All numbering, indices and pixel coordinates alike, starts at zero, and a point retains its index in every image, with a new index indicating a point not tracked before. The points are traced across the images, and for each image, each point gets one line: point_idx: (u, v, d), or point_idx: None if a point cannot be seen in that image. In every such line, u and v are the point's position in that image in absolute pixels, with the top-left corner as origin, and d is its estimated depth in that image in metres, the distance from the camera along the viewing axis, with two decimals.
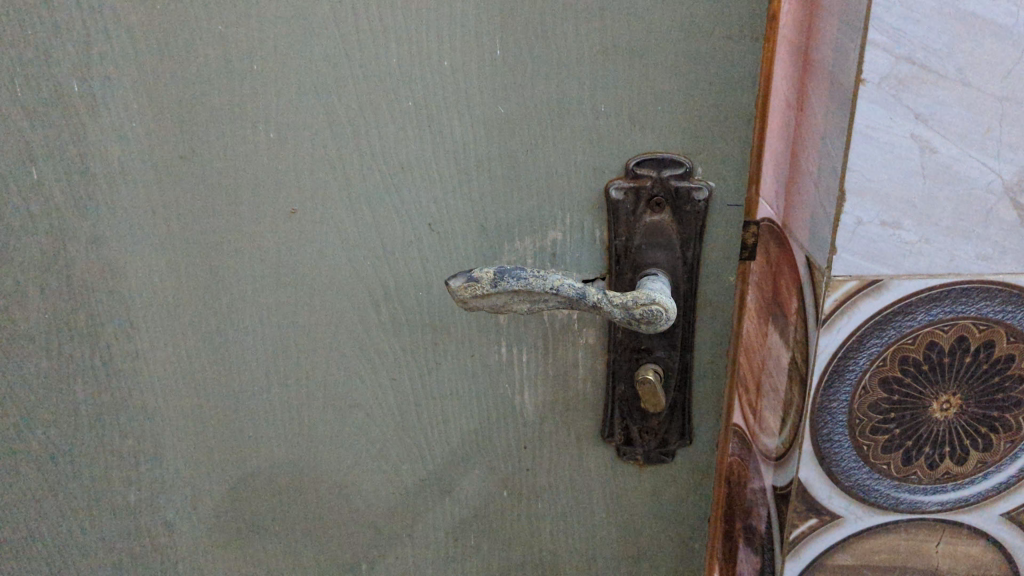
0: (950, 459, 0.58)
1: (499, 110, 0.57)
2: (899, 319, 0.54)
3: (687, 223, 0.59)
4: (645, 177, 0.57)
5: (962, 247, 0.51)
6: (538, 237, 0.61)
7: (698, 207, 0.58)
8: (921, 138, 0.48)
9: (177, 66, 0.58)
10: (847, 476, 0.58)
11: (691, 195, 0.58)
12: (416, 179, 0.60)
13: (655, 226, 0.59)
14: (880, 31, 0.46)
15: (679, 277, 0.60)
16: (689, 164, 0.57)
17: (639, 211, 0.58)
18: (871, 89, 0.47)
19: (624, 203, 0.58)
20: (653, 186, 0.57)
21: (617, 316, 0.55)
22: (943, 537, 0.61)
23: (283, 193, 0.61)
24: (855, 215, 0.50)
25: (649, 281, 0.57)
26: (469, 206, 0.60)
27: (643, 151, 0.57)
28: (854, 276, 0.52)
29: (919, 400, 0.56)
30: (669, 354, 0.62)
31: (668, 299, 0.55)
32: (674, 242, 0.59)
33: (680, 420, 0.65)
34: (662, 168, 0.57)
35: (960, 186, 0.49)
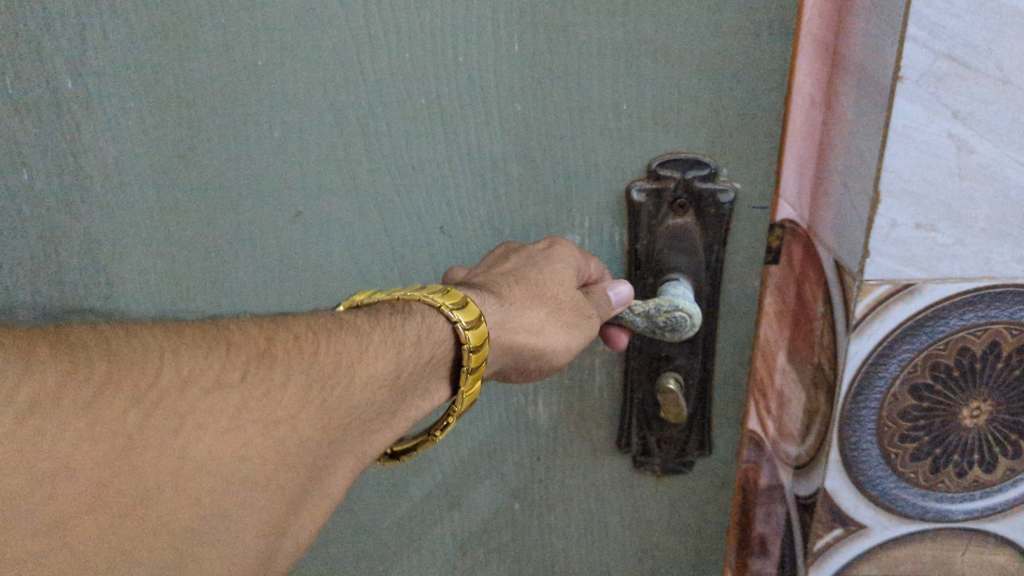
0: (979, 467, 0.56)
1: (516, 109, 0.55)
2: (930, 324, 0.52)
3: (710, 227, 0.58)
4: (669, 178, 0.56)
5: (998, 250, 0.49)
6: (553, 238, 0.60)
7: (722, 212, 0.57)
8: (958, 137, 0.47)
9: (176, 63, 0.54)
10: (875, 485, 0.57)
11: (714, 198, 0.56)
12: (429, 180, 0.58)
13: (678, 230, 0.58)
14: (919, 26, 0.44)
15: (702, 283, 0.59)
16: (714, 165, 0.56)
17: (661, 214, 0.58)
18: (909, 86, 0.45)
19: (646, 206, 0.57)
20: (677, 188, 0.57)
21: (642, 325, 0.55)
22: (969, 546, 0.60)
23: (289, 196, 0.59)
24: (890, 217, 0.48)
25: (671, 287, 0.57)
26: (486, 207, 0.59)
27: (666, 151, 0.56)
28: (887, 281, 0.50)
29: (949, 407, 0.55)
30: (692, 362, 0.61)
31: (692, 302, 0.54)
32: (696, 246, 0.58)
33: (699, 430, 0.64)
34: (686, 169, 0.56)
35: (996, 187, 0.48)
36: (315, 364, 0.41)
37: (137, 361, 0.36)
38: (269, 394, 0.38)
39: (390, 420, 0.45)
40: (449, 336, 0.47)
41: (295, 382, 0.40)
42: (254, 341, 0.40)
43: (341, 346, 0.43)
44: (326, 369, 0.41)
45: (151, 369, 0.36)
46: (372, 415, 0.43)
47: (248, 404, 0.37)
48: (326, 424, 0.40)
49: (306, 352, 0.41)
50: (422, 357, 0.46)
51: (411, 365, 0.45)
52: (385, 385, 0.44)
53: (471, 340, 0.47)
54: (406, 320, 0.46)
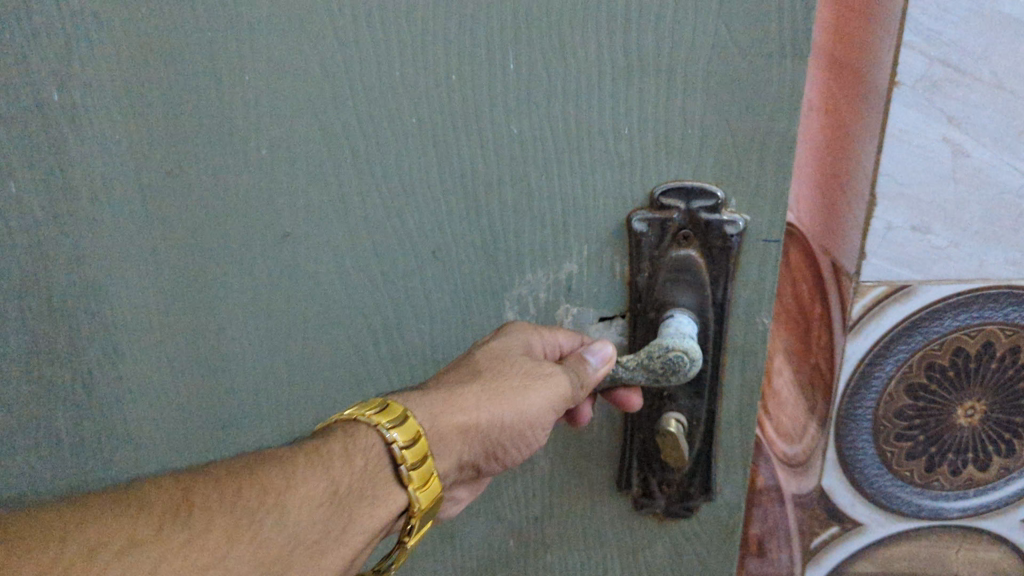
0: (972, 465, 0.57)
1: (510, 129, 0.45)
2: (926, 325, 0.53)
3: (714, 260, 0.47)
4: (672, 208, 0.46)
5: (992, 251, 0.50)
6: (550, 269, 0.49)
7: (728, 245, 0.47)
8: (953, 141, 0.48)
9: (133, 75, 0.46)
10: (871, 484, 0.58)
11: (720, 229, 0.46)
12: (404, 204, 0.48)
13: (682, 262, 0.48)
14: (916, 33, 0.45)
15: (706, 322, 0.49)
16: (720, 197, 0.46)
17: (664, 244, 0.47)
18: (905, 91, 0.46)
19: (647, 237, 0.47)
20: (679, 218, 0.47)
21: (638, 375, 0.45)
22: (963, 543, 0.61)
23: (262, 222, 0.49)
24: (886, 220, 0.50)
25: (669, 325, 0.47)
26: (471, 237, 0.49)
27: (669, 179, 0.46)
28: (883, 282, 0.51)
29: (944, 407, 0.55)
30: (696, 404, 0.52)
31: (688, 340, 0.45)
32: (703, 280, 0.48)
33: (703, 474, 0.55)
34: (689, 198, 0.46)
35: (990, 190, 0.49)
36: (238, 499, 0.35)
37: (58, 516, 0.32)
38: (189, 542, 0.33)
39: (342, 544, 0.37)
40: (382, 450, 0.39)
41: (219, 524, 0.34)
42: (167, 493, 0.34)
43: (267, 475, 0.36)
44: (239, 512, 0.35)
45: (79, 525, 0.32)
46: (318, 541, 0.36)
47: (165, 561, 0.32)
48: (260, 565, 0.34)
49: (227, 492, 0.35)
50: (359, 463, 0.39)
51: (350, 480, 0.38)
52: (321, 502, 0.37)
53: (398, 439, 0.39)
54: (332, 437, 0.39)
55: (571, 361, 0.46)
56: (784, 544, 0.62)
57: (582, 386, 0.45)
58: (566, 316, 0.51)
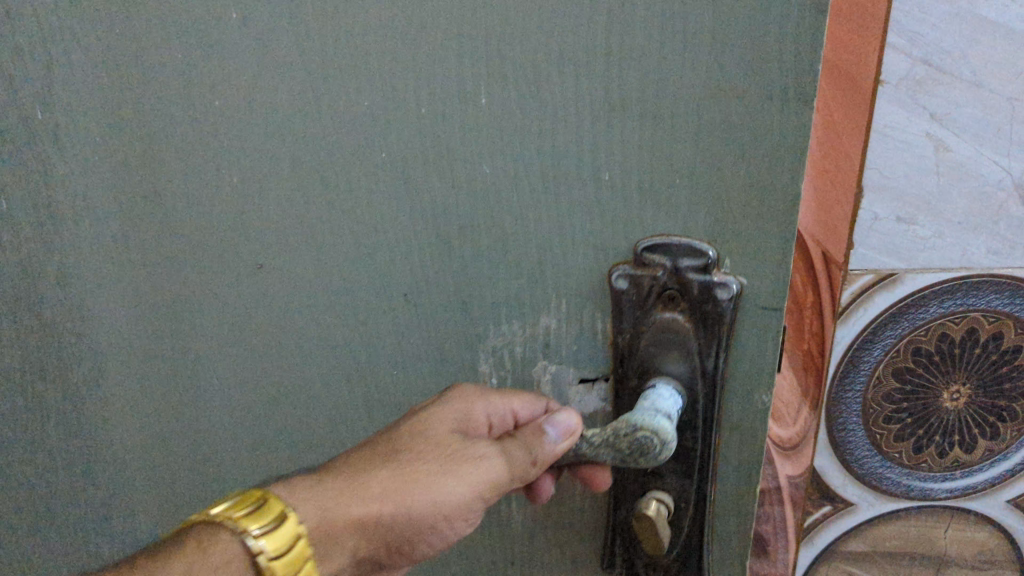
0: (959, 448, 0.60)
1: (481, 172, 0.39)
2: (912, 312, 0.55)
3: (704, 327, 0.39)
4: (653, 266, 0.39)
5: (973, 242, 0.53)
6: (527, 322, 0.43)
7: (718, 312, 0.39)
8: (936, 137, 0.50)
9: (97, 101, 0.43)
10: (861, 464, 0.61)
11: (712, 293, 0.39)
12: (366, 253, 0.43)
13: (668, 328, 0.40)
14: (899, 35, 0.48)
15: (694, 394, 0.41)
16: (711, 258, 0.38)
17: (648, 305, 0.40)
18: (889, 89, 0.50)
19: (628, 296, 0.40)
20: (664, 276, 0.39)
21: (604, 454, 0.37)
22: (951, 523, 0.63)
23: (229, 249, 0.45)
24: (873, 211, 0.53)
25: (645, 399, 0.39)
26: (440, 292, 0.43)
27: (655, 232, 0.38)
28: (870, 271, 0.54)
29: (930, 390, 0.58)
30: (686, 486, 0.43)
31: (661, 418, 0.37)
32: (692, 348, 0.40)
33: (696, 556, 0.44)
34: (676, 255, 0.38)
35: (973, 183, 0.52)
36: None
37: None
38: None
39: None
40: (242, 560, 0.32)
41: None
42: None
43: None
44: None
45: None
46: None
47: None
48: None
49: None
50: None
51: None
52: None
53: (267, 549, 0.32)
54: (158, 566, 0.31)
55: (525, 436, 0.38)
56: (784, 542, 0.65)
57: (535, 461, 0.38)
58: (544, 374, 0.44)
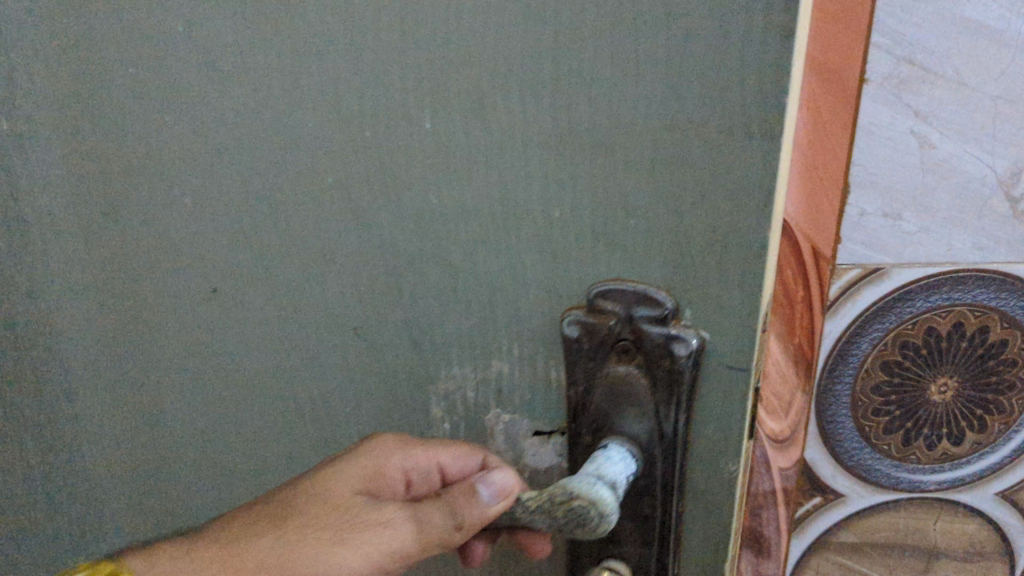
0: (947, 440, 0.61)
1: (431, 202, 0.38)
2: (899, 306, 0.57)
3: (664, 387, 0.37)
4: (607, 313, 0.37)
5: (958, 236, 0.55)
6: (478, 363, 0.42)
7: (676, 368, 0.36)
8: (921, 134, 0.52)
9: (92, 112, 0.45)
10: (851, 456, 0.62)
11: (669, 347, 0.36)
12: (324, 276, 0.42)
13: (621, 383, 0.38)
14: (883, 34, 0.50)
15: (652, 455, 0.38)
16: (670, 307, 0.36)
17: (601, 356, 0.38)
18: (874, 88, 0.51)
19: (580, 345, 0.38)
20: (617, 324, 0.37)
21: (542, 521, 0.35)
22: (941, 515, 0.64)
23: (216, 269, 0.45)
24: (859, 207, 0.54)
25: (591, 462, 0.36)
26: (389, 321, 0.42)
27: (609, 278, 0.36)
28: (857, 265, 0.56)
29: (918, 383, 0.60)
30: (645, 557, 0.40)
31: (601, 487, 0.34)
32: (646, 406, 0.38)
33: None
34: (631, 304, 0.36)
35: (956, 180, 0.53)
36: None
37: None
38: None
39: None
40: None
41: None
42: None
43: None
44: None
45: None
46: None
47: None
48: None
49: None
50: None
51: None
52: None
53: None
54: None
55: (459, 494, 0.39)
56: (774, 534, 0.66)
57: (458, 524, 0.39)
58: (497, 422, 0.44)
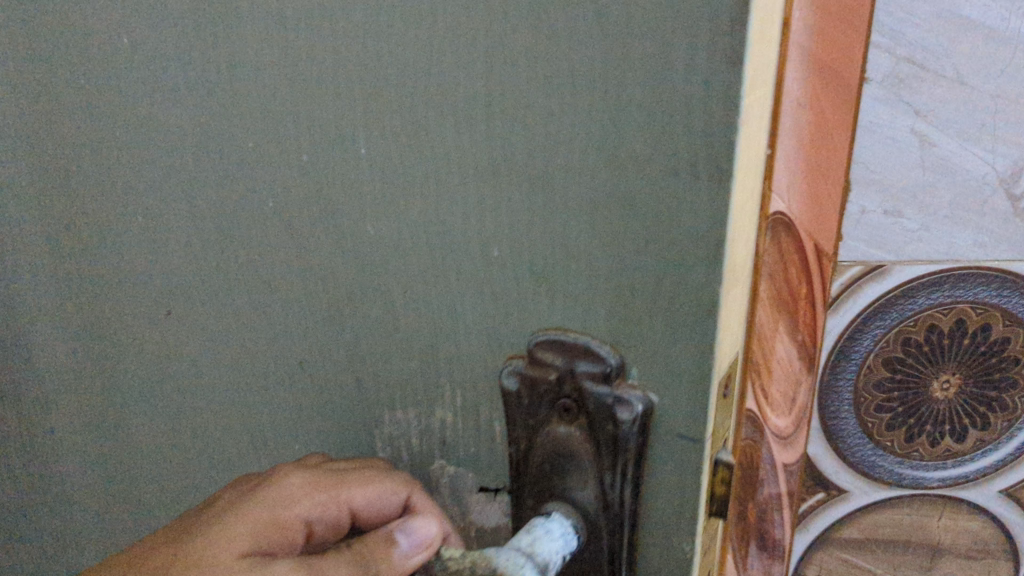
0: (950, 438, 0.61)
1: (366, 232, 0.35)
2: (901, 302, 0.57)
3: (608, 451, 0.33)
4: (546, 365, 0.32)
5: (960, 234, 0.55)
6: (421, 411, 0.38)
7: (620, 437, 0.32)
8: (921, 133, 0.53)
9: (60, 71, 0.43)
10: (853, 452, 0.62)
11: (613, 410, 0.32)
12: (270, 297, 0.40)
13: (563, 444, 0.34)
14: (882, 34, 0.51)
15: (596, 529, 0.34)
16: (614, 363, 0.31)
17: (540, 412, 0.34)
18: (874, 87, 0.52)
19: (521, 398, 0.34)
20: (560, 380, 0.33)
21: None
22: (945, 512, 0.64)
23: (172, 257, 0.43)
24: (859, 204, 0.55)
25: (523, 534, 0.32)
26: (330, 350, 0.39)
27: (551, 328, 0.32)
28: (858, 262, 0.57)
29: (920, 379, 0.60)
30: None
31: (528, 569, 0.30)
32: (589, 468, 0.34)
33: None
34: (573, 357, 0.32)
35: (957, 178, 0.54)
36: None
37: None
38: None
39: None
40: None
41: None
42: None
43: None
44: None
45: None
46: None
47: None
48: None
49: None
50: None
51: None
52: None
53: None
54: None
55: (371, 544, 0.37)
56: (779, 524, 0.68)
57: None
58: (443, 473, 0.40)
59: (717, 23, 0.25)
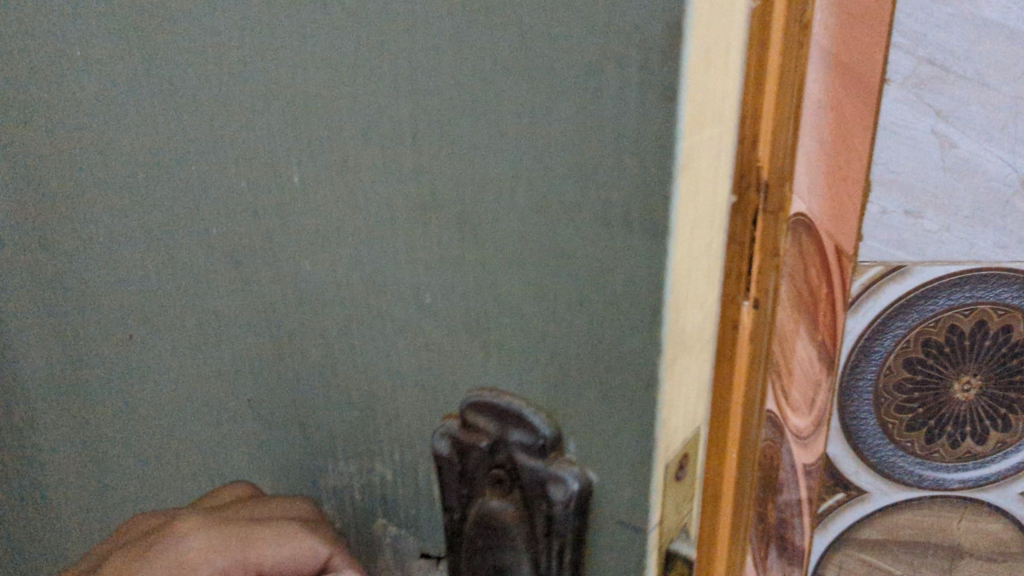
0: (971, 439, 0.61)
1: (303, 267, 0.29)
2: (922, 303, 0.58)
3: (540, 536, 0.25)
4: (477, 432, 0.26)
5: (981, 235, 0.55)
6: (362, 462, 0.31)
7: (554, 521, 0.25)
8: (942, 134, 0.53)
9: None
10: (873, 454, 0.62)
11: (544, 488, 0.25)
12: (198, 336, 0.35)
13: (494, 523, 0.26)
14: (903, 34, 0.52)
15: None
16: (546, 438, 0.24)
17: (476, 481, 0.27)
18: (895, 88, 0.53)
19: (453, 464, 0.27)
20: (490, 448, 0.26)
21: None
22: (965, 514, 0.64)
23: (111, 296, 0.38)
24: (880, 205, 0.55)
25: None
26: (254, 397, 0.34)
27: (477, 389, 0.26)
28: (879, 263, 0.57)
29: (941, 380, 0.60)
30: None
31: None
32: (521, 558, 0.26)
33: None
34: (503, 423, 0.25)
35: (978, 179, 0.54)
36: None
37: None
38: None
39: None
40: None
41: None
42: None
43: None
44: None
45: None
46: None
47: None
48: None
49: None
50: None
51: None
52: None
53: None
54: None
55: None
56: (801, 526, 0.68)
57: None
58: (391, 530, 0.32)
59: (643, 33, 0.19)
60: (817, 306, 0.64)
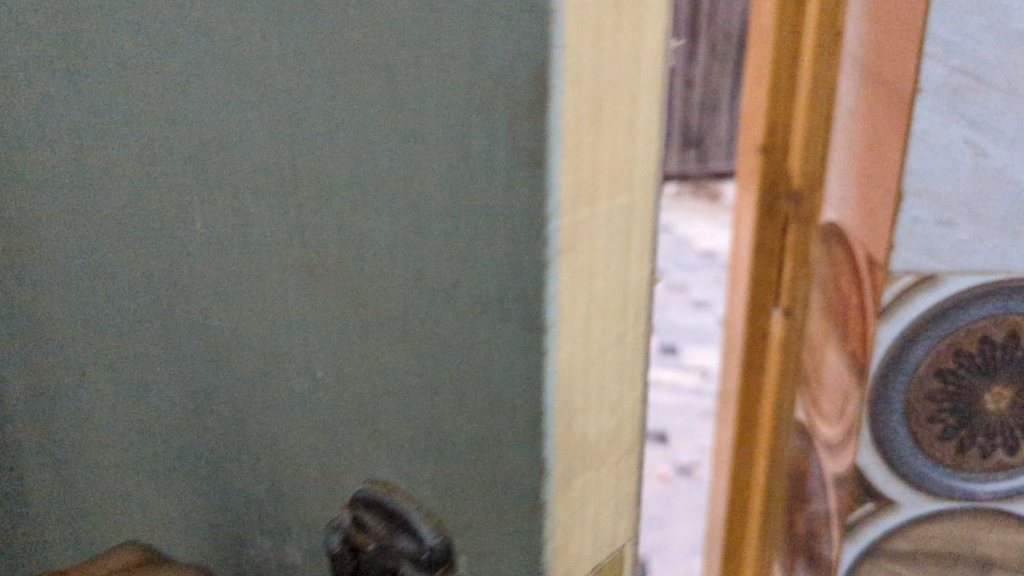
0: (1002, 449, 0.61)
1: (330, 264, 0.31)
2: (953, 314, 0.58)
3: None
4: (367, 532, 0.32)
5: (1012, 245, 0.55)
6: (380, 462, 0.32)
7: None
8: (974, 143, 0.53)
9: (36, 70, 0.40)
10: (904, 464, 0.62)
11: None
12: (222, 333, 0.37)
13: None
14: (935, 44, 0.52)
15: None
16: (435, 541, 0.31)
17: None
18: (927, 97, 0.53)
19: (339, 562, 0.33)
20: (378, 549, 0.32)
21: None
22: (994, 526, 0.64)
23: (145, 288, 0.40)
24: (912, 214, 0.55)
25: None
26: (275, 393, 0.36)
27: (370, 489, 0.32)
28: (910, 272, 0.57)
29: (972, 391, 0.60)
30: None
31: None
32: None
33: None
34: (393, 530, 0.32)
35: (1009, 189, 0.54)
36: None
37: None
38: None
39: None
40: None
41: None
42: None
43: None
44: None
45: None
46: None
47: None
48: None
49: None
50: None
51: None
52: None
53: None
54: None
55: None
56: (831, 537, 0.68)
57: None
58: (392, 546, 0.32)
59: (508, 79, 0.23)
60: (848, 315, 0.64)
